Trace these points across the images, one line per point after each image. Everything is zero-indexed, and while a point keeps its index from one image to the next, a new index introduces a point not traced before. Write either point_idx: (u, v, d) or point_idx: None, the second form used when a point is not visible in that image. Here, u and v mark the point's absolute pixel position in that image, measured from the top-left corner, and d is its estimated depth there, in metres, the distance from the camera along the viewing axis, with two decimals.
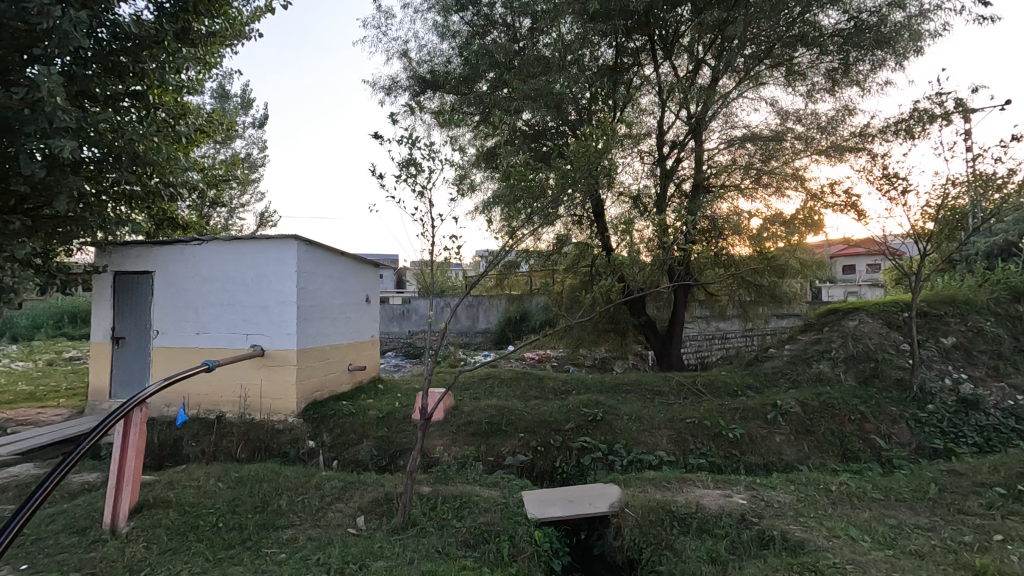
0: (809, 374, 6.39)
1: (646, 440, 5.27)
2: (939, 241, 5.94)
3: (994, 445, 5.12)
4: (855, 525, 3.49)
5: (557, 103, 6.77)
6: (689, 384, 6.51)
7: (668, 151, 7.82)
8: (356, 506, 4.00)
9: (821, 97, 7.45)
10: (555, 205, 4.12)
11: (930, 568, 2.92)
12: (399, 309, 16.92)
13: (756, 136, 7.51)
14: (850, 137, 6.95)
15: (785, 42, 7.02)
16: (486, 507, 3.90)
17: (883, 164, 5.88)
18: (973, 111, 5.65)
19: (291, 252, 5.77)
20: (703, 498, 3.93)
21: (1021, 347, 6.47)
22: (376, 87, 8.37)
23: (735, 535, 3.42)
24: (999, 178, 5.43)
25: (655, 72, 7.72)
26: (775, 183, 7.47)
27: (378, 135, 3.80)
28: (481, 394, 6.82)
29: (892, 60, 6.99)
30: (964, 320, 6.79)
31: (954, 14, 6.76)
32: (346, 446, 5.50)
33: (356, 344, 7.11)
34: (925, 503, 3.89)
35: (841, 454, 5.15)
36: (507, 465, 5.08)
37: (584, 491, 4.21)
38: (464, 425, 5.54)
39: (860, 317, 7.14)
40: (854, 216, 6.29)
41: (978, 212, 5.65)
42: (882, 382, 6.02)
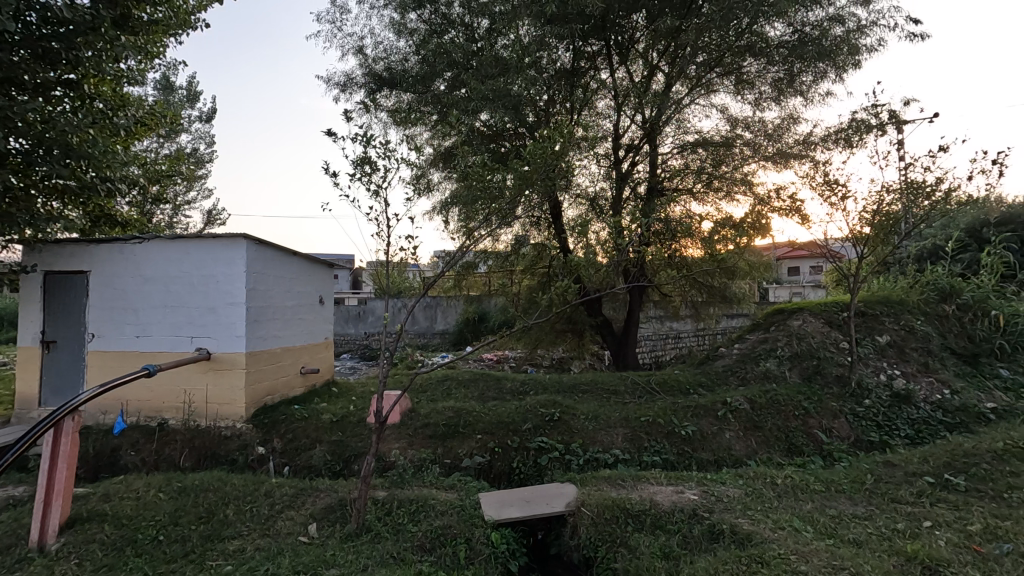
0: (757, 372, 6.63)
1: (601, 439, 5.34)
2: (876, 244, 6.27)
3: (924, 436, 5.44)
4: (799, 517, 3.64)
5: (515, 104, 6.79)
6: (644, 383, 6.65)
7: (624, 154, 7.96)
8: (308, 514, 3.88)
9: (768, 105, 7.75)
10: (512, 207, 4.11)
11: (866, 555, 3.08)
12: (355, 309, 16.58)
13: (708, 141, 7.74)
14: (795, 145, 7.32)
15: (735, 51, 7.27)
16: (442, 510, 3.86)
17: (824, 170, 6.17)
18: (904, 123, 6.00)
19: (239, 251, 5.56)
20: (657, 494, 4.01)
21: (948, 345, 6.91)
22: (331, 83, 8.17)
23: (687, 530, 3.51)
24: (929, 186, 5.77)
25: (611, 77, 7.85)
26: (725, 187, 7.76)
27: (331, 133, 3.70)
28: (439, 396, 6.77)
29: (832, 72, 7.36)
30: (897, 319, 7.19)
31: (888, 31, 7.15)
32: (298, 451, 5.29)
33: (310, 347, 6.92)
34: (862, 494, 4.10)
35: (787, 448, 5.35)
36: (464, 467, 5.05)
37: (541, 491, 4.22)
38: (422, 427, 5.48)
39: (804, 316, 7.46)
40: (799, 220, 6.56)
41: (910, 217, 6.00)
42: (824, 379, 6.31)
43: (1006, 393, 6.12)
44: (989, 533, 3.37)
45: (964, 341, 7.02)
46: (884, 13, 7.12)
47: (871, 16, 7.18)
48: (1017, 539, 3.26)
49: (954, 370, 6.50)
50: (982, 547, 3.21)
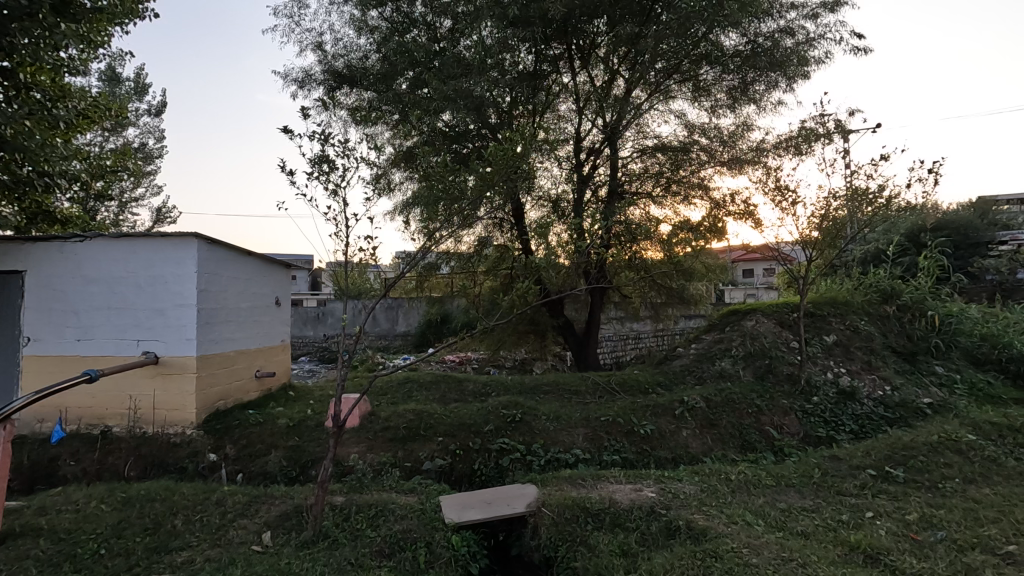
0: (712, 372, 6.82)
1: (562, 439, 5.38)
2: (824, 247, 6.54)
3: (867, 431, 5.71)
4: (751, 511, 3.76)
5: (478, 106, 6.78)
6: (604, 383, 6.74)
7: (585, 157, 8.05)
8: (262, 522, 3.76)
9: (723, 112, 7.97)
10: (474, 208, 4.10)
11: (812, 546, 3.21)
12: (313, 311, 16.21)
13: (666, 146, 7.92)
14: (749, 151, 7.57)
15: (692, 59, 7.46)
16: (402, 514, 3.81)
17: (776, 176, 6.40)
18: (849, 132, 6.30)
19: (190, 250, 5.35)
20: (616, 493, 4.07)
21: (889, 344, 7.28)
22: (288, 79, 7.96)
23: (644, 527, 3.58)
24: (873, 193, 6.07)
25: (572, 81, 7.93)
26: (683, 191, 7.97)
27: (288, 130, 3.62)
28: (400, 398, 6.69)
29: (783, 82, 7.66)
30: (843, 319, 7.52)
31: (835, 44, 7.49)
32: (252, 457, 5.12)
33: (265, 350, 6.72)
34: (810, 487, 4.27)
35: (740, 445, 5.52)
36: (425, 471, 5.01)
37: (502, 492, 4.23)
38: (382, 431, 5.41)
39: (757, 317, 7.71)
40: (752, 224, 6.79)
41: (855, 222, 6.29)
42: (775, 377, 6.55)
43: (941, 389, 6.49)
44: (924, 521, 3.56)
45: (903, 340, 7.41)
46: (831, 28, 7.45)
47: (819, 30, 7.51)
48: (950, 527, 3.46)
49: (894, 367, 6.85)
50: (918, 535, 3.39)
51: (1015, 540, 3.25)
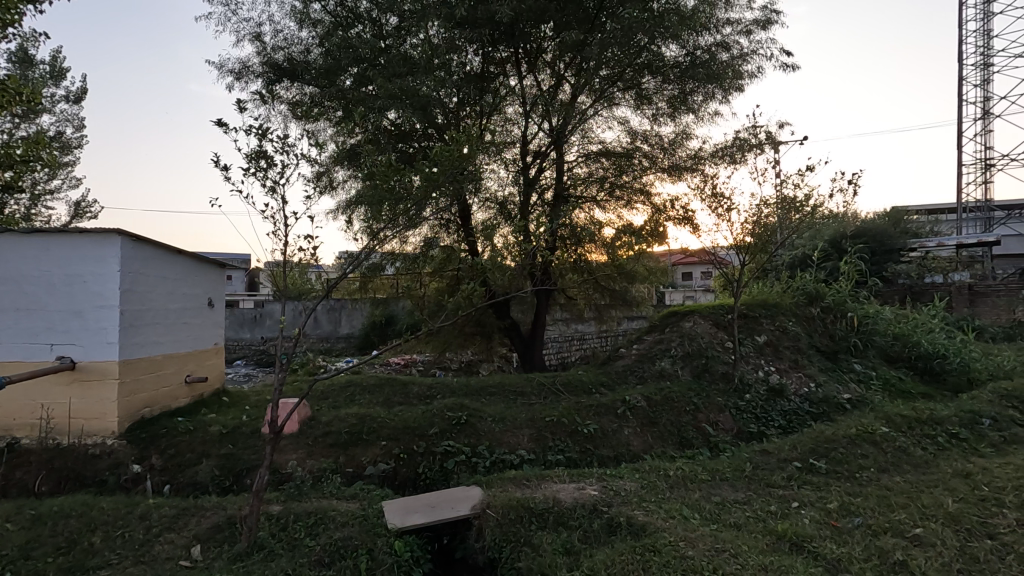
0: (653, 371, 7.03)
1: (508, 440, 5.40)
2: (756, 252, 6.89)
3: (794, 426, 6.06)
4: (688, 506, 3.91)
5: (424, 105, 6.72)
6: (549, 383, 6.81)
7: (531, 160, 8.12)
8: (191, 535, 3.56)
9: (664, 121, 8.24)
10: (419, 208, 4.04)
11: (744, 537, 3.36)
12: (250, 313, 15.54)
13: (611, 152, 8.12)
14: (688, 160, 7.88)
15: (635, 68, 7.67)
16: (343, 521, 3.71)
17: (712, 183, 6.68)
18: (779, 144, 6.66)
19: (112, 248, 5.01)
20: (560, 492, 4.12)
21: (814, 343, 7.75)
22: (223, 70, 7.59)
23: (587, 525, 3.64)
24: (800, 202, 6.44)
25: (519, 84, 7.99)
26: (626, 196, 8.20)
27: (221, 123, 3.45)
28: (341, 403, 6.51)
29: (719, 94, 8.01)
30: (773, 320, 7.94)
31: (766, 60, 7.91)
32: (181, 467, 4.83)
33: (196, 354, 6.37)
34: (742, 480, 4.47)
35: (679, 442, 5.71)
36: (367, 476, 4.90)
37: (446, 495, 4.19)
38: (322, 436, 5.27)
39: (695, 318, 8.01)
40: (691, 229, 7.06)
41: (784, 229, 6.66)
42: (711, 376, 6.84)
43: (859, 385, 6.97)
44: (844, 509, 3.81)
45: (826, 339, 7.91)
46: (762, 44, 7.86)
47: (752, 45, 7.90)
48: (866, 513, 3.72)
49: (818, 366, 7.30)
50: (839, 522, 3.62)
51: (921, 523, 3.54)
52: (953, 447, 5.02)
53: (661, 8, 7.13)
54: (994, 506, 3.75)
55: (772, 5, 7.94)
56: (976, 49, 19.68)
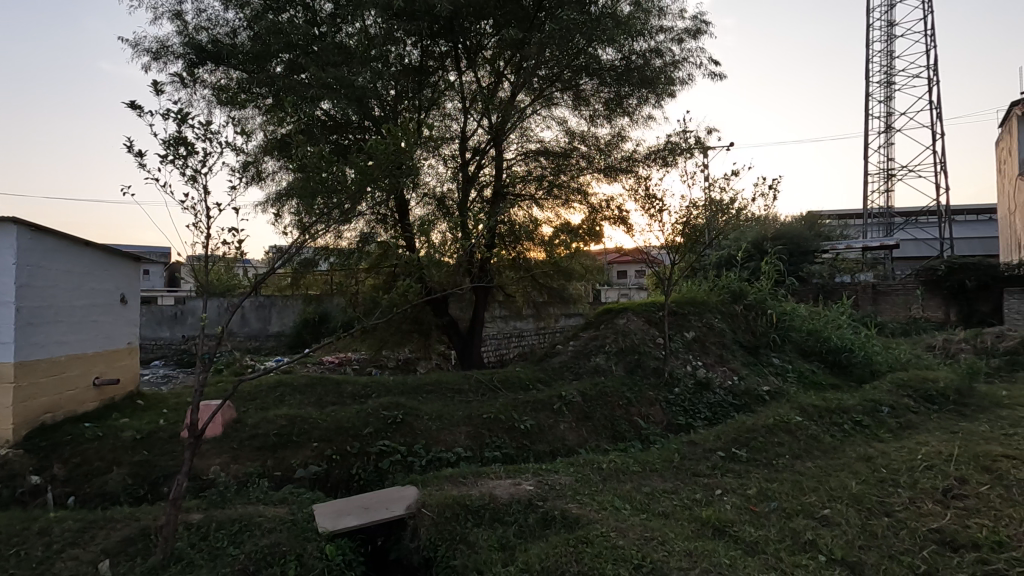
0: (588, 367, 7.19)
1: (444, 438, 5.36)
2: (685, 252, 7.19)
3: (718, 417, 6.38)
4: (619, 497, 4.04)
5: (360, 97, 6.54)
6: (487, 380, 6.82)
7: (470, 157, 8.06)
8: (98, 550, 3.30)
9: (600, 122, 8.42)
10: (354, 202, 3.92)
11: (671, 525, 3.51)
12: (169, 310, 14.56)
13: (549, 151, 8.22)
14: (623, 162, 8.08)
15: (573, 69, 7.78)
16: (269, 527, 3.56)
17: (645, 185, 6.91)
18: (707, 149, 6.98)
19: (7, 239, 4.58)
20: (496, 488, 4.14)
21: (737, 339, 8.19)
22: (139, 49, 7.05)
23: (522, 519, 3.68)
24: (726, 204, 6.79)
25: (458, 79, 7.93)
26: (564, 195, 8.28)
27: (135, 105, 3.20)
28: (269, 404, 6.24)
29: (653, 99, 8.28)
30: (701, 317, 8.31)
31: (696, 68, 8.26)
32: (88, 477, 4.46)
33: (107, 354, 5.89)
34: (670, 471, 4.66)
35: (612, 435, 5.87)
36: (297, 479, 4.73)
37: (381, 496, 4.11)
38: (249, 439, 5.07)
39: (628, 315, 8.25)
40: (625, 229, 7.27)
41: (711, 230, 6.98)
42: (643, 371, 7.09)
43: (776, 377, 7.44)
44: (762, 494, 4.06)
45: (749, 335, 8.38)
46: (692, 53, 8.20)
47: (683, 53, 8.23)
48: (781, 497, 3.98)
49: (741, 360, 7.72)
50: (757, 507, 3.85)
51: (829, 504, 3.82)
52: (857, 433, 5.47)
53: (598, 12, 7.34)
54: (891, 486, 4.12)
55: (701, 16, 8.29)
56: (880, 68, 21.41)
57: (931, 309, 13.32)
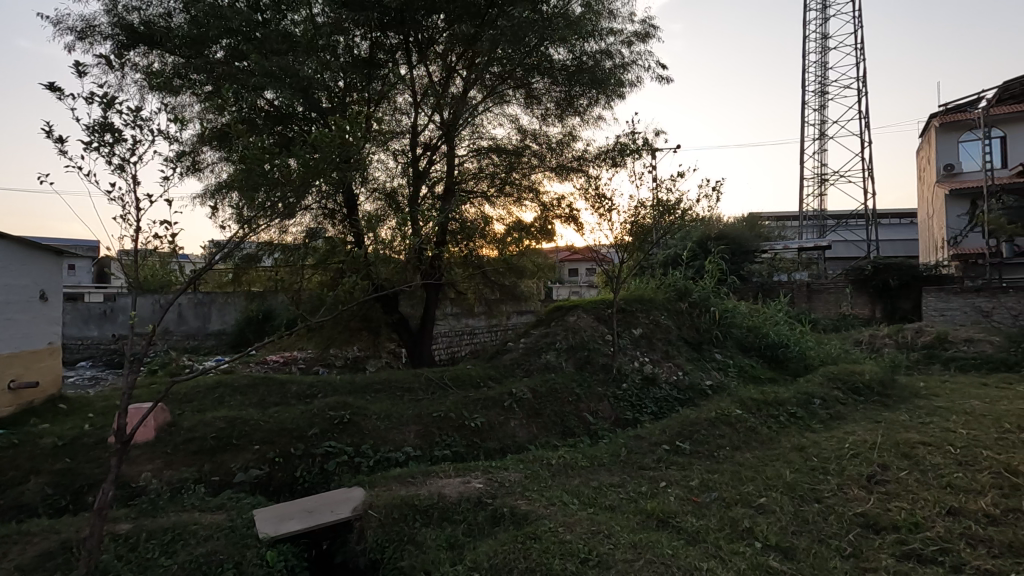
0: (539, 364, 7.24)
1: (393, 438, 5.27)
2: (633, 251, 7.33)
3: (664, 411, 6.57)
4: (568, 492, 4.09)
5: (306, 87, 6.31)
6: (437, 378, 6.75)
7: (421, 152, 7.97)
8: (12, 566, 3.06)
9: (552, 121, 8.46)
10: (297, 196, 3.77)
11: (617, 518, 3.58)
12: (97, 308, 13.67)
13: (501, 149, 8.21)
14: (574, 161, 8.16)
15: (525, 67, 7.81)
16: (206, 535, 3.40)
17: (595, 184, 7.02)
18: (655, 150, 7.16)
19: None
20: (445, 487, 4.11)
21: (682, 335, 8.45)
22: (63, 28, 6.56)
23: (471, 518, 3.66)
24: (673, 204, 6.98)
25: (409, 73, 7.79)
26: (516, 193, 8.27)
27: (54, 87, 2.96)
28: (207, 406, 5.97)
29: (603, 99, 8.39)
30: (648, 314, 8.53)
31: (644, 71, 8.45)
32: (3, 488, 4.14)
33: (23, 355, 5.47)
34: (617, 465, 4.76)
35: (561, 431, 5.94)
36: (237, 484, 4.55)
37: (327, 499, 4.00)
38: (184, 443, 4.87)
39: (578, 313, 8.36)
40: (576, 228, 7.36)
41: (658, 229, 7.16)
42: (593, 367, 7.20)
43: (718, 372, 7.73)
44: (704, 485, 4.20)
45: (693, 331, 8.66)
46: (641, 56, 8.39)
47: (632, 55, 8.40)
48: (721, 488, 4.13)
49: (685, 356, 7.97)
50: (698, 498, 3.98)
51: (765, 493, 4.00)
52: (792, 424, 5.75)
53: (549, 12, 7.44)
54: (821, 473, 4.36)
55: (650, 20, 8.49)
56: (815, 78, 22.58)
57: (859, 306, 14.17)
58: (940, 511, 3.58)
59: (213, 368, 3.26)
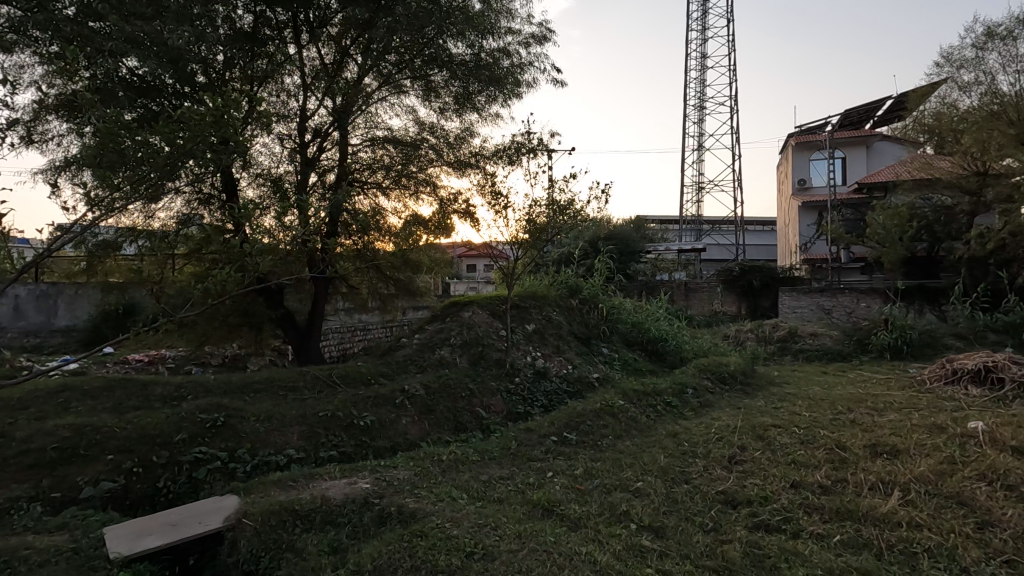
0: (433, 360, 7.17)
1: (274, 440, 4.95)
2: (528, 247, 7.54)
3: (554, 404, 6.80)
4: (458, 487, 4.10)
5: (176, 59, 5.71)
6: (324, 376, 6.44)
7: (310, 138, 7.59)
8: None
9: (449, 116, 8.39)
10: (162, 179, 3.39)
11: (503, 510, 3.65)
12: None
13: (396, 139, 8.00)
14: (472, 157, 8.15)
15: (422, 58, 7.67)
16: (40, 560, 2.98)
17: (492, 181, 7.08)
18: (549, 151, 7.36)
19: None
20: (329, 490, 3.93)
21: (572, 331, 8.79)
22: None
23: (357, 519, 3.54)
24: (565, 204, 7.23)
25: (298, 54, 7.37)
26: (412, 186, 8.12)
27: None
28: (49, 413, 5.24)
29: (500, 97, 8.46)
30: (541, 310, 8.76)
31: (540, 73, 8.65)
32: None
33: None
34: (507, 458, 4.85)
35: (453, 427, 5.92)
36: (84, 499, 4.05)
37: (194, 510, 3.67)
38: (18, 457, 4.24)
39: (473, 308, 8.37)
40: (472, 224, 7.37)
41: (551, 227, 7.38)
42: (486, 362, 7.26)
43: (604, 365, 8.14)
44: (587, 473, 4.41)
45: (582, 327, 9.05)
46: (538, 57, 8.58)
47: (529, 56, 8.56)
48: (603, 475, 4.36)
49: (575, 350, 8.30)
50: (582, 485, 4.17)
51: (642, 478, 4.29)
52: (667, 413, 6.22)
53: (447, 4, 7.35)
54: (690, 457, 4.76)
55: (547, 24, 8.71)
56: (695, 93, 24.56)
57: (727, 304, 15.56)
58: (786, 484, 4.06)
59: (53, 371, 2.79)
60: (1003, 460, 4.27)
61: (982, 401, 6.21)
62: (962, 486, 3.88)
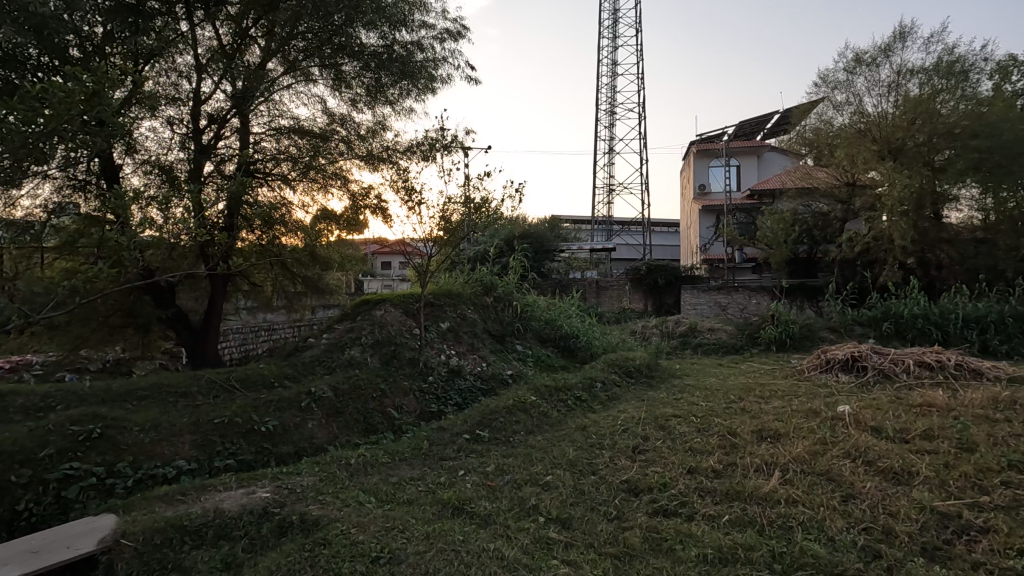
0: (341, 360, 6.90)
1: (161, 451, 4.55)
2: (442, 244, 7.46)
3: (468, 402, 6.79)
4: (366, 491, 3.98)
5: (41, 27, 5.06)
6: (221, 379, 6.01)
7: (206, 124, 7.06)
8: None
9: (361, 108, 8.10)
10: (19, 161, 2.98)
11: (412, 511, 3.59)
12: None
13: (303, 129, 7.64)
14: (385, 151, 7.93)
15: (331, 46, 7.36)
16: None
17: (405, 177, 6.93)
18: (464, 148, 7.33)
19: None
20: (224, 502, 3.67)
21: (486, 328, 8.82)
22: None
23: (254, 531, 3.34)
24: (481, 202, 7.21)
25: (191, 32, 6.82)
26: (321, 180, 7.77)
27: None
28: None
29: (414, 92, 8.30)
30: (456, 308, 8.71)
31: (454, 69, 8.60)
32: None
33: None
34: (419, 458, 4.78)
35: (363, 428, 5.74)
36: None
37: (60, 534, 3.27)
38: None
39: (386, 307, 8.16)
40: (383, 220, 7.18)
41: (465, 225, 7.35)
42: (398, 361, 7.11)
43: (518, 362, 8.26)
44: (498, 470, 4.44)
45: (497, 324, 9.12)
46: (452, 54, 8.52)
47: (443, 51, 8.48)
48: (514, 470, 4.42)
49: (489, 347, 8.34)
50: (494, 482, 4.20)
51: (551, 471, 4.39)
52: (577, 407, 6.42)
53: None
54: (598, 448, 4.94)
55: (461, 20, 8.67)
56: (606, 99, 25.51)
57: (635, 301, 16.42)
58: (683, 471, 4.32)
59: None
60: (865, 438, 4.81)
61: (848, 387, 6.98)
62: (831, 463, 4.33)
